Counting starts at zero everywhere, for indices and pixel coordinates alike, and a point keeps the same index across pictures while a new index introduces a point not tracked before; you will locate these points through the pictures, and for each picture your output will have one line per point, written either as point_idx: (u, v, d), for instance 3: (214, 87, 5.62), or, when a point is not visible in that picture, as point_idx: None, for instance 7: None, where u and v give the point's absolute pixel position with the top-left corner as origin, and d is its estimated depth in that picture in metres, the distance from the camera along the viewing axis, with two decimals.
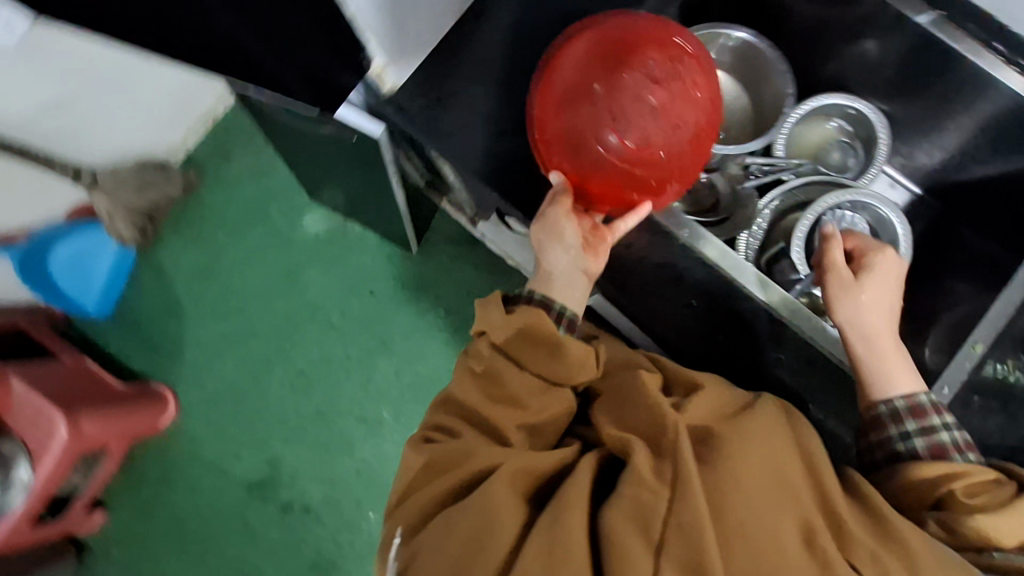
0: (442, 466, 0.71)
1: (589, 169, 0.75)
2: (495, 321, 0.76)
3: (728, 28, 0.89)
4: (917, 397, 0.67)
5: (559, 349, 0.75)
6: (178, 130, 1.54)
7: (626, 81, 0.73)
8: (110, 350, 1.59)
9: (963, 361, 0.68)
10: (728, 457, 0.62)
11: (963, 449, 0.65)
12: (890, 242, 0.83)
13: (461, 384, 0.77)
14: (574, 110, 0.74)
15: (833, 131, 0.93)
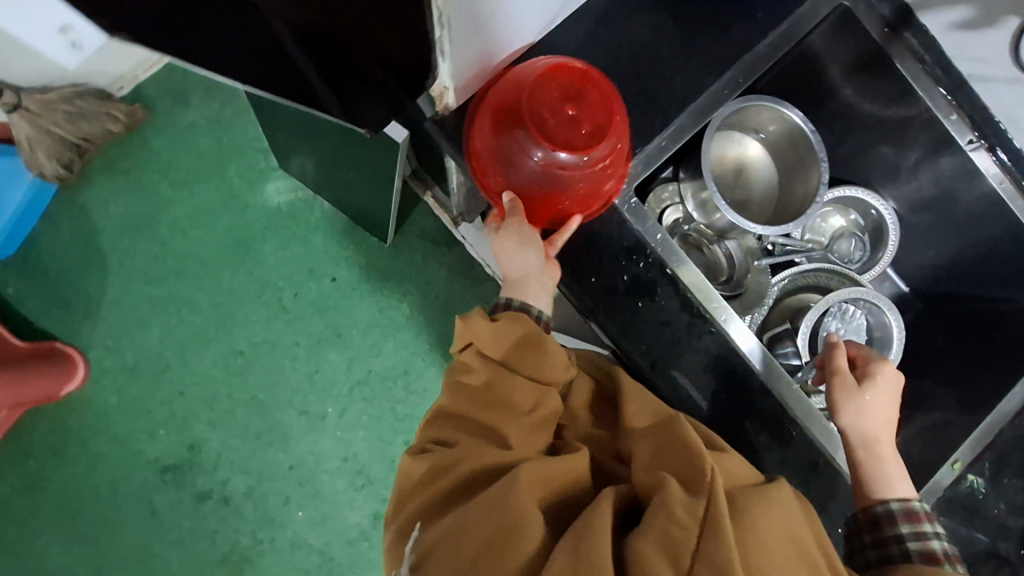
0: (448, 474, 0.67)
1: (528, 184, 0.74)
2: (478, 330, 0.73)
3: (783, 106, 0.86)
4: (911, 501, 0.72)
5: (539, 342, 0.73)
6: (128, 60, 1.33)
7: (539, 99, 0.70)
8: (7, 297, 1.35)
9: (943, 477, 0.79)
10: (762, 516, 0.57)
11: (951, 558, 0.69)
12: (883, 343, 0.88)
13: (455, 396, 0.72)
14: (501, 130, 0.72)
15: (849, 223, 0.96)
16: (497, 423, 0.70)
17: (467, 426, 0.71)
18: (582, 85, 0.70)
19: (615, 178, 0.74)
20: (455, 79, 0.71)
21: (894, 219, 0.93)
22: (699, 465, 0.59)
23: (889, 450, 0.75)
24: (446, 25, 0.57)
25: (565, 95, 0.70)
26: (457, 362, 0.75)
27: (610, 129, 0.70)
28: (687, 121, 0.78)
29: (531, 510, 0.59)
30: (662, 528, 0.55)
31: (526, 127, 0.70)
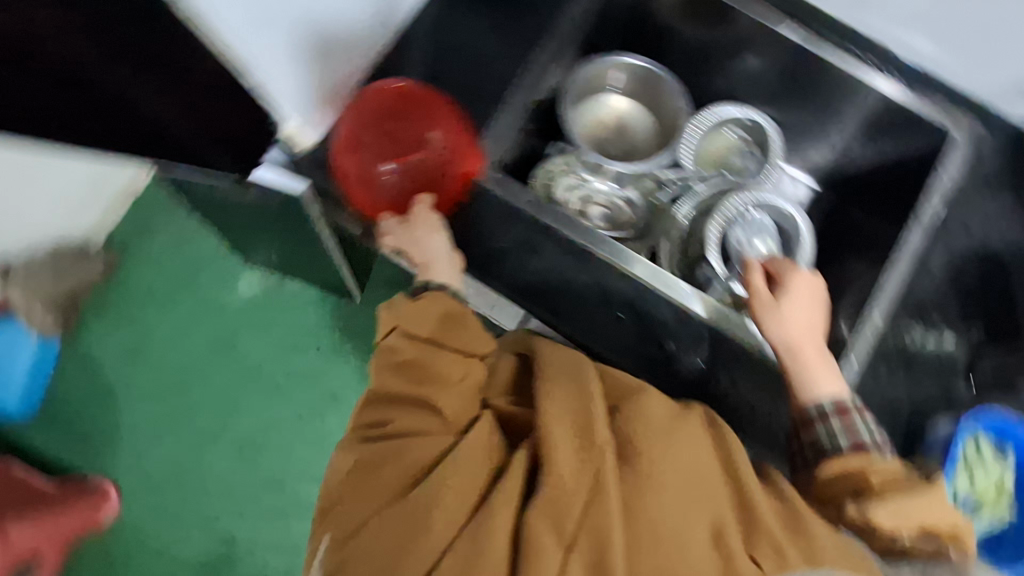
0: (377, 464, 0.68)
1: (393, 195, 0.85)
2: (402, 311, 0.76)
3: (621, 58, 0.95)
4: (841, 398, 0.72)
5: (458, 318, 0.76)
6: (95, 212, 1.48)
7: (376, 125, 0.83)
8: (36, 448, 1.48)
9: (868, 332, 0.76)
10: (654, 464, 0.61)
11: (881, 447, 0.68)
12: (794, 235, 0.91)
13: (383, 378, 0.74)
14: (354, 157, 0.83)
15: (732, 140, 1.01)
16: (427, 400, 0.71)
17: (400, 406, 0.72)
18: (401, 100, 0.83)
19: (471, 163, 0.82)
20: (296, 119, 0.85)
21: (771, 124, 0.98)
22: (598, 433, 0.63)
23: (808, 333, 0.75)
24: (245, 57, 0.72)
25: (393, 113, 0.83)
26: (388, 346, 0.76)
27: (434, 125, 0.83)
28: (530, 97, 0.88)
29: (450, 487, 0.62)
30: (558, 493, 0.59)
31: (371, 153, 0.84)
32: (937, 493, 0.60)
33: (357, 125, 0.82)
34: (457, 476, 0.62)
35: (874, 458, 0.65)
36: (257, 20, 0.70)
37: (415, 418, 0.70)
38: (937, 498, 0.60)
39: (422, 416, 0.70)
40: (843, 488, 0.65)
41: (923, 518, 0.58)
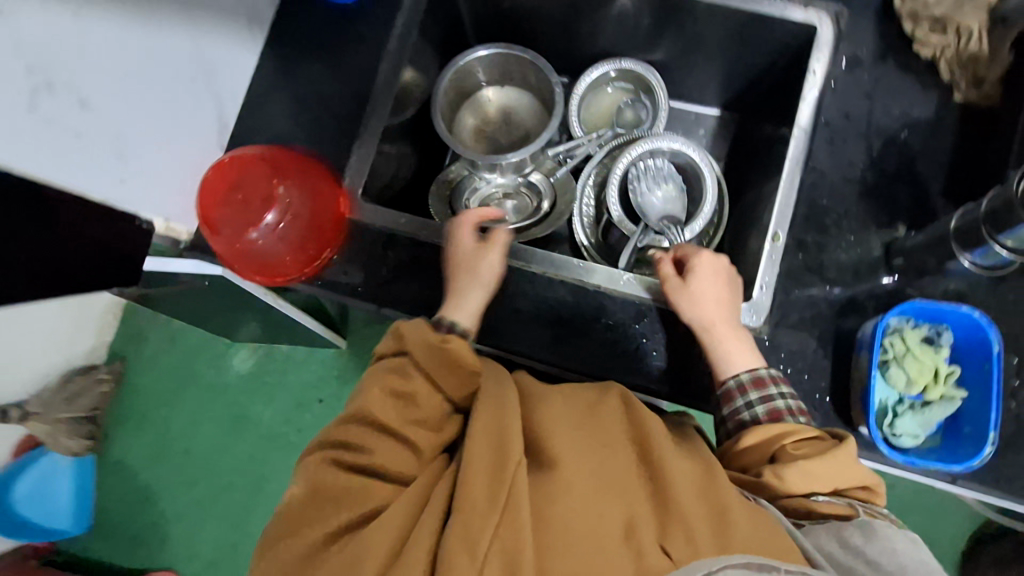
0: (335, 496, 0.63)
1: (273, 258, 0.73)
2: (412, 343, 0.70)
3: (473, 53, 0.92)
4: (759, 370, 0.68)
5: (460, 361, 0.69)
6: (89, 334, 1.57)
7: (227, 197, 0.72)
8: (101, 562, 1.59)
9: (773, 256, 0.72)
10: (562, 471, 0.60)
11: (795, 412, 0.66)
12: (694, 170, 0.89)
13: (371, 398, 0.68)
14: (218, 230, 0.72)
15: (615, 95, 1.00)
16: (405, 439, 0.67)
17: (377, 438, 0.67)
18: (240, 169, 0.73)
19: (332, 187, 0.77)
20: (185, 224, 0.75)
21: (643, 66, 0.95)
22: (511, 449, 0.61)
23: (717, 307, 0.70)
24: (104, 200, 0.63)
25: (238, 183, 0.73)
26: (387, 368, 0.71)
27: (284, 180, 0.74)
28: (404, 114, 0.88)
29: (384, 524, 0.59)
30: (470, 519, 0.56)
31: (224, 212, 0.72)
32: (845, 455, 0.62)
33: (211, 206, 0.71)
34: (392, 513, 0.60)
35: (790, 422, 0.65)
36: (84, 144, 0.60)
37: (391, 455, 0.66)
38: (843, 459, 0.62)
39: (400, 453, 0.67)
40: (759, 452, 0.65)
41: (826, 480, 0.62)
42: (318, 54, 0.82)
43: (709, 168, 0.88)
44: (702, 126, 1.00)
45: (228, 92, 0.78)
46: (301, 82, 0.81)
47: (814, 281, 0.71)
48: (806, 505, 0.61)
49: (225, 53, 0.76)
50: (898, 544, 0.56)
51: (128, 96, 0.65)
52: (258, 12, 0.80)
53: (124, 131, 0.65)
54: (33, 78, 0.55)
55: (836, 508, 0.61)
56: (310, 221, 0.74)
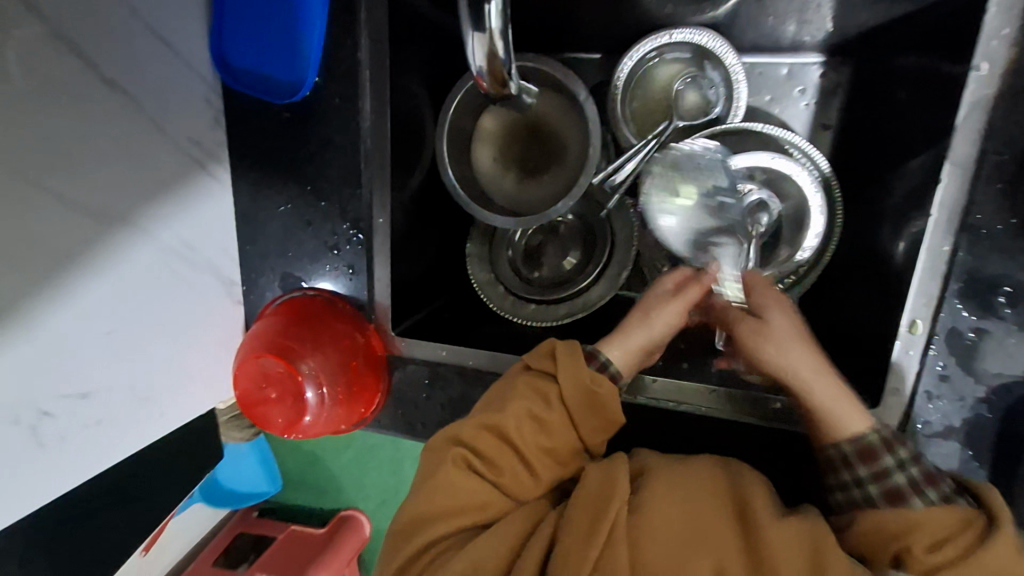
0: (459, 499, 0.57)
1: (332, 419, 0.69)
2: (566, 371, 0.60)
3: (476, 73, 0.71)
4: (864, 435, 0.54)
5: (597, 399, 0.60)
6: None
7: (261, 391, 0.66)
8: None
9: (908, 352, 0.55)
10: (648, 508, 0.53)
11: (922, 488, 0.52)
12: (788, 181, 0.69)
13: (515, 412, 0.59)
14: (268, 418, 0.67)
15: (671, 69, 0.74)
16: (531, 468, 0.60)
17: (505, 455, 0.59)
18: (257, 361, 0.65)
19: (353, 324, 0.70)
20: (224, 394, 0.75)
21: (701, 29, 0.70)
22: (618, 485, 0.55)
23: (801, 351, 0.58)
24: (113, 451, 0.59)
25: (259, 377, 0.66)
26: (534, 386, 0.61)
27: (303, 355, 0.66)
28: (412, 186, 0.73)
29: (490, 540, 0.54)
30: (574, 548, 0.52)
31: (269, 404, 0.67)
32: (1000, 550, 0.47)
33: (251, 399, 0.66)
34: (505, 530, 0.56)
35: (913, 511, 0.51)
36: (105, 422, 0.57)
37: (513, 476, 0.59)
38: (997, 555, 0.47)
39: (522, 476, 0.60)
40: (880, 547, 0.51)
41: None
42: (293, 171, 0.67)
43: (808, 168, 0.69)
44: (799, 83, 0.74)
45: (212, 250, 0.68)
46: (288, 211, 0.69)
47: (976, 382, 0.54)
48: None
49: (192, 219, 0.64)
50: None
51: (122, 349, 0.58)
52: (205, 145, 0.64)
53: (130, 382, 0.60)
54: (22, 423, 0.49)
55: None
56: (354, 374, 0.69)
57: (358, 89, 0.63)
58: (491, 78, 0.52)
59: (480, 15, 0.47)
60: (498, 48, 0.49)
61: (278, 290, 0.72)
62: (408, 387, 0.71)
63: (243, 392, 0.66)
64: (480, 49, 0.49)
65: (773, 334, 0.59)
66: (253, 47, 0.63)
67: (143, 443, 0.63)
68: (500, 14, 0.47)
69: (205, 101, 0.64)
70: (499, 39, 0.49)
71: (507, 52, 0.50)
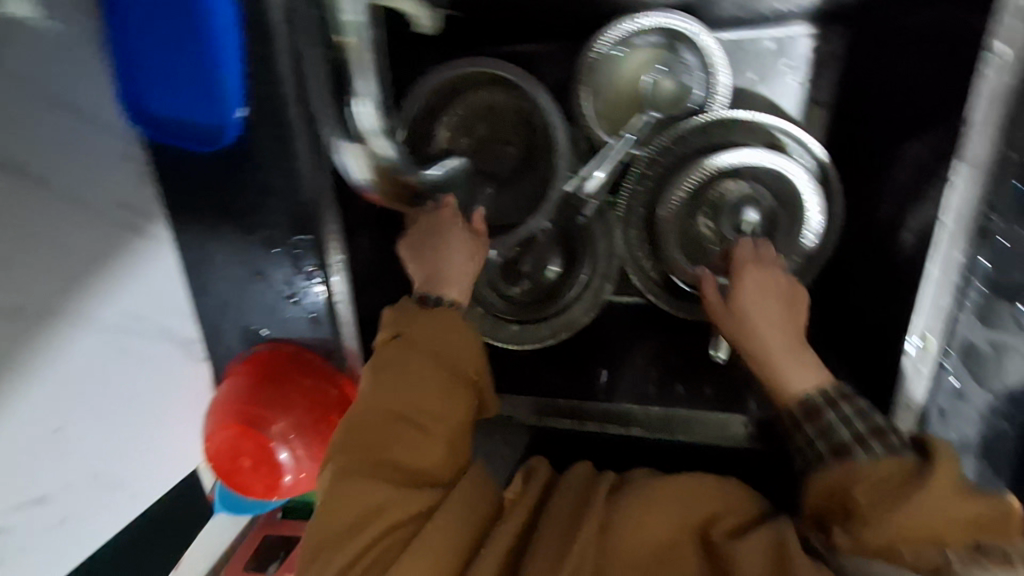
0: (372, 501, 0.47)
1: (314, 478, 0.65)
2: (412, 314, 0.55)
3: (423, 88, 0.64)
4: (809, 395, 0.51)
5: (460, 330, 0.56)
6: None
7: (234, 458, 0.63)
8: None
9: (917, 363, 0.52)
10: (618, 537, 0.49)
11: (870, 439, 0.46)
12: (777, 176, 0.63)
13: (377, 380, 0.52)
14: (246, 484, 0.64)
15: (642, 55, 0.67)
16: (429, 428, 0.51)
17: (394, 435, 0.50)
18: (228, 427, 0.63)
19: (324, 377, 0.65)
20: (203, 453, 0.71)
21: (671, 12, 0.63)
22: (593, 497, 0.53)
23: (773, 311, 0.56)
24: (81, 542, 0.56)
25: (230, 445, 0.63)
26: (393, 350, 0.54)
27: (272, 418, 0.63)
28: (369, 217, 0.67)
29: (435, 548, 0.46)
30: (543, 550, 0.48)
31: (245, 473, 0.63)
32: (944, 482, 0.41)
33: (226, 467, 0.63)
34: (445, 527, 0.47)
35: (858, 463, 0.45)
36: (68, 516, 0.55)
37: (414, 446, 0.50)
38: (941, 487, 0.41)
39: (427, 445, 0.51)
40: (832, 503, 0.46)
41: (916, 522, 0.41)
42: (233, 221, 0.61)
43: (801, 161, 0.62)
44: (784, 56, 0.66)
45: (164, 314, 0.63)
46: (237, 262, 0.63)
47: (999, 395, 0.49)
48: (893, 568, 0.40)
49: (134, 286, 0.59)
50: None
51: (76, 441, 0.55)
52: (135, 207, 0.58)
53: (90, 470, 0.56)
54: None
55: (923, 556, 0.40)
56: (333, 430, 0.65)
57: (292, 130, 0.55)
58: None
59: (350, 121, 0.52)
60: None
61: (242, 345, 0.68)
62: None
63: (218, 457, 0.63)
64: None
65: (756, 271, 0.58)
66: (162, 89, 0.55)
67: (112, 528, 0.60)
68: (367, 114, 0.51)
69: (124, 156, 0.57)
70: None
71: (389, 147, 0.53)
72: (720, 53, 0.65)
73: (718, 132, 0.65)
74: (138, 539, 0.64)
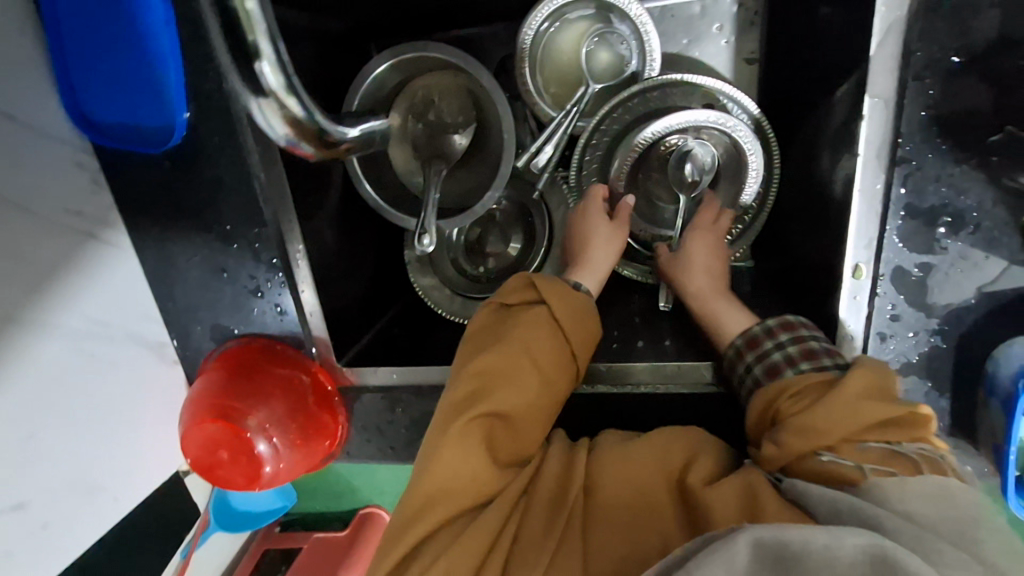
0: (462, 468, 0.50)
1: (291, 468, 0.66)
2: (549, 291, 0.58)
3: (365, 80, 0.66)
4: (750, 328, 0.59)
5: (585, 312, 0.59)
6: None
7: (212, 450, 0.64)
8: None
9: (859, 297, 0.53)
10: (602, 495, 0.52)
11: (797, 360, 0.54)
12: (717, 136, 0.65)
13: (506, 346, 0.55)
14: (224, 477, 0.65)
15: (578, 27, 0.69)
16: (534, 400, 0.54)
17: (510, 392, 0.53)
18: (214, 420, 0.63)
19: (295, 365, 0.67)
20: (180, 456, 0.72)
21: None
22: (578, 466, 0.54)
23: (712, 261, 0.64)
24: (63, 548, 0.57)
25: (212, 439, 0.63)
26: (524, 317, 0.57)
27: (249, 411, 0.64)
28: (326, 206, 0.68)
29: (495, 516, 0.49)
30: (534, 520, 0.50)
31: (225, 466, 0.64)
32: (850, 391, 0.49)
33: (208, 460, 0.64)
34: (505, 502, 0.51)
35: (785, 378, 0.53)
36: (47, 521, 0.55)
37: (518, 415, 0.54)
38: (849, 398, 0.48)
39: (526, 413, 0.54)
40: (764, 421, 0.53)
41: (830, 433, 0.48)
42: (192, 219, 0.62)
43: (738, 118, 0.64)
44: (714, 21, 0.70)
45: (130, 319, 0.64)
46: (198, 261, 0.64)
47: (929, 315, 0.52)
48: (814, 475, 0.49)
49: (97, 293, 0.60)
50: (913, 507, 0.43)
51: (51, 447, 0.56)
52: (89, 214, 0.59)
53: (69, 475, 0.58)
54: None
55: (843, 470, 0.47)
56: (309, 417, 0.67)
57: (236, 117, 0.57)
58: (311, 143, 0.44)
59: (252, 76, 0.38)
60: (293, 108, 0.41)
61: (212, 344, 0.69)
62: (364, 416, 0.69)
63: (202, 454, 0.64)
64: (274, 117, 0.40)
65: (707, 232, 0.65)
66: (107, 92, 0.56)
67: (99, 531, 0.61)
68: (275, 70, 0.38)
69: (75, 164, 0.58)
70: (290, 100, 0.40)
71: (306, 105, 0.41)
72: (650, 19, 0.66)
73: (658, 94, 0.66)
74: (120, 546, 0.65)
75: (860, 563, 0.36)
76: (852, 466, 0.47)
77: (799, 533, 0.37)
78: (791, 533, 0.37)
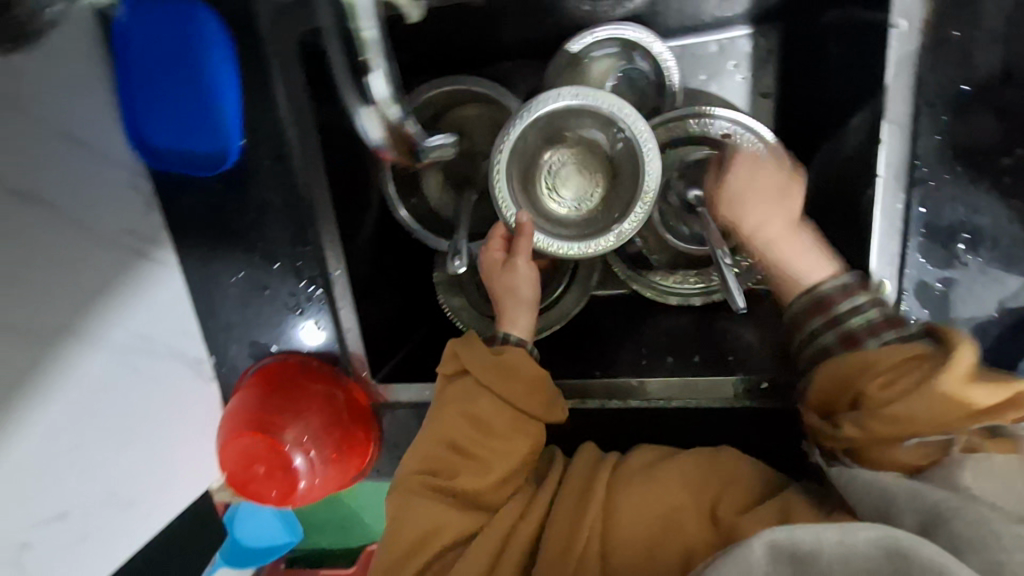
0: (424, 525, 0.54)
1: (326, 483, 0.68)
2: (468, 357, 0.60)
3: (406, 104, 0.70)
4: (825, 284, 0.56)
5: (509, 365, 0.59)
6: None
7: (246, 466, 0.65)
8: None
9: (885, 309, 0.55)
10: (619, 527, 0.52)
11: (876, 330, 0.53)
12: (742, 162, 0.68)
13: (443, 418, 0.58)
14: (261, 492, 0.66)
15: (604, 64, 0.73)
16: (486, 459, 0.57)
17: (461, 462, 0.57)
18: (254, 434, 0.65)
19: (330, 383, 0.68)
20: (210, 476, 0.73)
21: (625, 25, 0.70)
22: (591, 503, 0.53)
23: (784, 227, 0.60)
24: (96, 561, 0.57)
25: (247, 454, 0.65)
26: (455, 390, 0.60)
27: (283, 427, 0.66)
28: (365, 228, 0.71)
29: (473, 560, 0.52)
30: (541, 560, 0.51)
31: (263, 480, 0.66)
32: (956, 376, 0.48)
33: (242, 476, 0.65)
34: (488, 545, 0.53)
35: (872, 352, 0.52)
36: (85, 533, 0.56)
37: (473, 477, 0.56)
38: (953, 386, 0.48)
39: (483, 476, 0.56)
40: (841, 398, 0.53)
41: (922, 421, 0.48)
42: (237, 238, 0.65)
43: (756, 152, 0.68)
44: (731, 58, 0.75)
45: (172, 335, 0.66)
46: (238, 279, 0.67)
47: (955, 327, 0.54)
48: (896, 459, 0.49)
49: (144, 309, 0.63)
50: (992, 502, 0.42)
51: (93, 459, 0.57)
52: (142, 233, 0.62)
53: (108, 487, 0.58)
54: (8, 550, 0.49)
55: (929, 450, 0.48)
56: (348, 432, 0.68)
57: (288, 142, 0.61)
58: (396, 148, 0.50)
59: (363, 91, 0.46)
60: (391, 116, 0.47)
61: (248, 361, 0.70)
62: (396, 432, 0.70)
63: (239, 469, 0.65)
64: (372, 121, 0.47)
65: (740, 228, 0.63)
66: None
67: (129, 549, 0.62)
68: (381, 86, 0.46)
69: (131, 186, 0.62)
70: (391, 108, 0.47)
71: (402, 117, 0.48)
72: (671, 56, 0.71)
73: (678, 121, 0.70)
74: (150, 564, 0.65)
75: (873, 557, 0.37)
76: (939, 449, 0.48)
77: (810, 534, 0.38)
78: (800, 532, 0.38)
